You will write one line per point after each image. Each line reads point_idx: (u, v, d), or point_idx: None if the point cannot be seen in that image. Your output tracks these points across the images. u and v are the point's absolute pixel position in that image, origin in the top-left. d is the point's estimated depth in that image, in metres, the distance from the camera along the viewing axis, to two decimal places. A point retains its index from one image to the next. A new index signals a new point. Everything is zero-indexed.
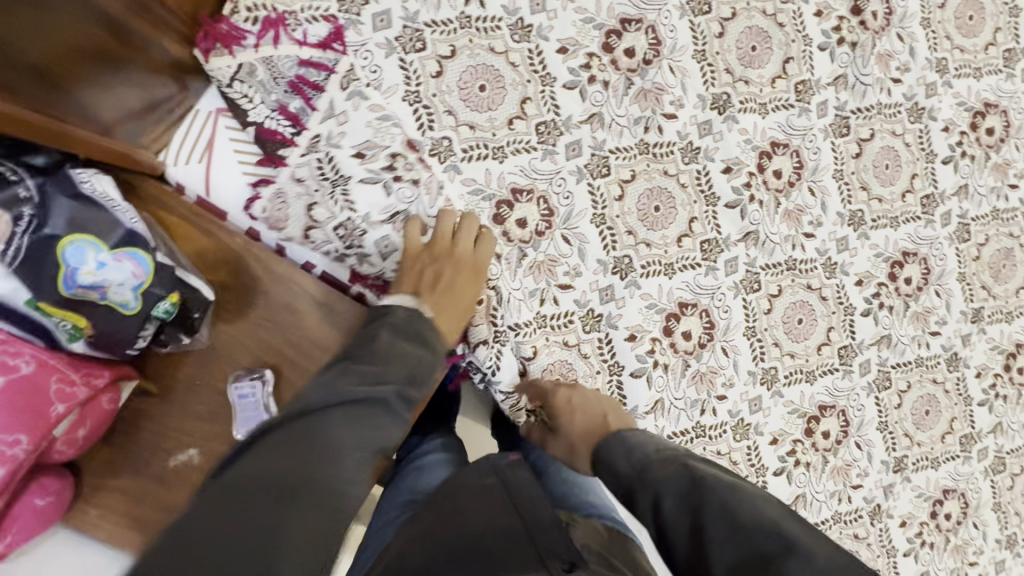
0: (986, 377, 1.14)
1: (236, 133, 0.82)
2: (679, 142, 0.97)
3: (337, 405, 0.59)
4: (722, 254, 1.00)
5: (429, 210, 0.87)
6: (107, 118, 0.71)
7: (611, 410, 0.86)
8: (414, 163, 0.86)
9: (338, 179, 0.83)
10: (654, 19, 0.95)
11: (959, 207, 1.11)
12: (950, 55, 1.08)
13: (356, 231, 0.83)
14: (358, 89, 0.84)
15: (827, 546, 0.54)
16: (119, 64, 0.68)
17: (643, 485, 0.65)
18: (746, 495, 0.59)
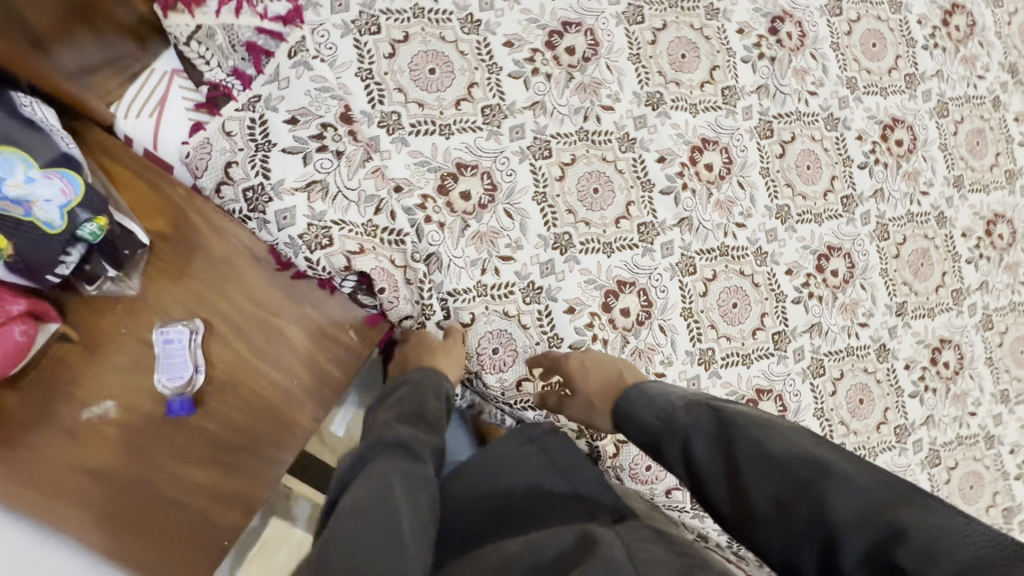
0: (915, 369, 1.18)
1: (190, 91, 0.86)
2: (616, 132, 1.05)
3: (360, 476, 0.60)
4: (658, 237, 1.05)
5: (348, 181, 0.88)
6: (72, 68, 0.75)
7: (626, 368, 0.89)
8: (343, 136, 0.89)
9: (264, 143, 0.85)
10: (592, 23, 1.05)
11: (876, 208, 1.20)
12: (858, 75, 1.21)
13: (264, 197, 0.84)
14: (305, 60, 0.89)
15: (861, 465, 0.58)
16: (92, 24, 0.75)
17: (670, 431, 0.69)
18: (776, 428, 0.63)
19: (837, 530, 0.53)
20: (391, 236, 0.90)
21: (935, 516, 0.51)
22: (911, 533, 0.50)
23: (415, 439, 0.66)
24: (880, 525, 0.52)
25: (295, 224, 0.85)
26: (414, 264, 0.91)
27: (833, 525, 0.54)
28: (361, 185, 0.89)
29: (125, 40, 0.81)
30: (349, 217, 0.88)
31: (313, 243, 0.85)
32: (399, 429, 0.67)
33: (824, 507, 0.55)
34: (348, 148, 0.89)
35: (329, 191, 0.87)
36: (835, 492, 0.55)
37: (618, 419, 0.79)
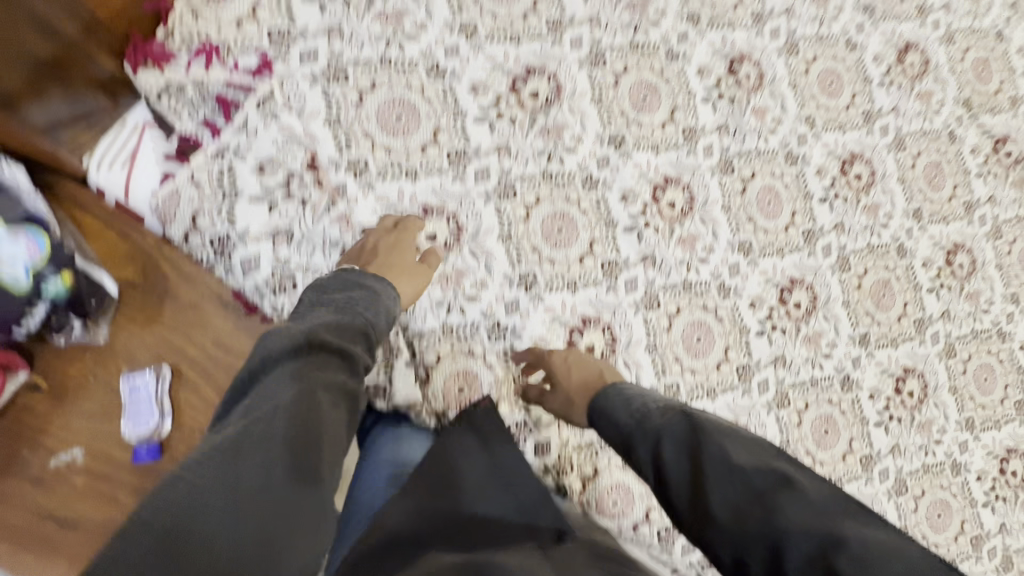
0: (879, 399, 1.20)
1: (158, 140, 0.89)
2: (579, 173, 1.08)
3: (296, 370, 0.55)
4: (623, 274, 1.08)
5: (312, 226, 0.93)
6: (41, 123, 0.76)
7: (605, 368, 0.92)
8: (308, 184, 0.94)
9: (231, 191, 0.90)
10: (555, 69, 1.10)
11: (837, 241, 1.23)
12: (816, 112, 1.26)
13: (230, 246, 0.89)
14: (273, 110, 0.94)
15: (816, 480, 0.62)
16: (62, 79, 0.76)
17: (642, 433, 0.72)
18: (742, 439, 0.67)
19: (786, 537, 0.57)
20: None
21: (874, 532, 0.57)
22: (854, 544, 0.55)
23: (358, 353, 0.63)
24: (826, 534, 0.56)
25: (262, 271, 0.90)
26: None
27: (784, 533, 0.57)
28: (326, 231, 0.93)
29: (90, 92, 0.81)
30: (313, 260, 0.92)
31: (276, 286, 0.90)
32: (347, 342, 0.62)
33: (777, 515, 0.58)
34: (312, 195, 0.94)
35: (293, 237, 0.92)
36: (789, 502, 0.59)
37: (594, 419, 0.82)
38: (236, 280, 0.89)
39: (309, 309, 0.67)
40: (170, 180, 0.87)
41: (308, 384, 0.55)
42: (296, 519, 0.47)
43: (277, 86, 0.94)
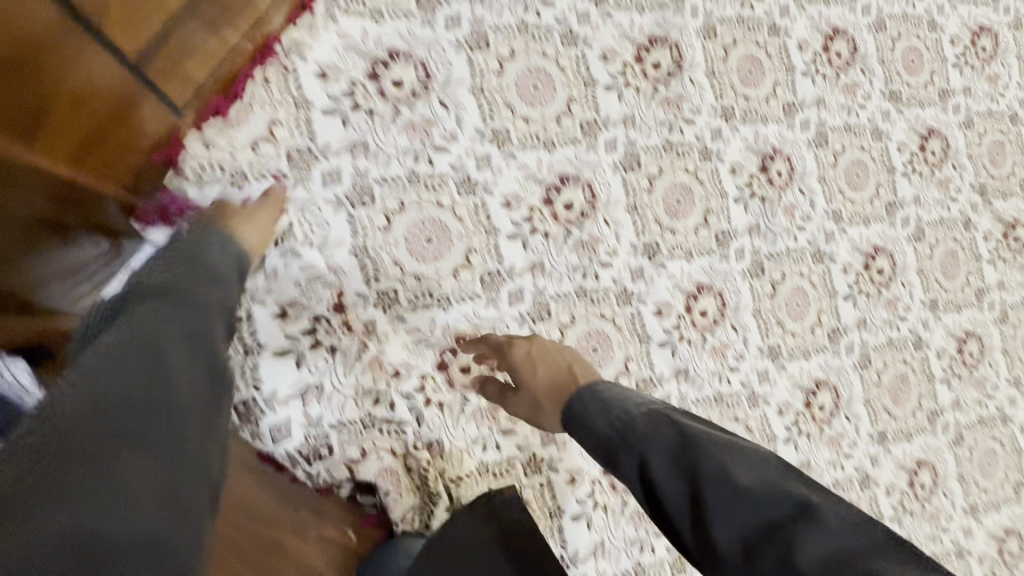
0: (894, 494, 1.32)
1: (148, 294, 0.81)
2: (614, 287, 1.17)
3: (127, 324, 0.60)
4: (655, 390, 1.18)
5: (341, 378, 1.02)
6: (37, 277, 0.71)
7: (575, 360, 0.95)
8: (337, 327, 1.02)
9: (254, 348, 0.97)
10: (591, 177, 1.17)
11: (860, 337, 1.34)
12: (843, 207, 1.35)
13: (255, 412, 0.96)
14: (293, 248, 1.00)
15: (834, 506, 0.64)
16: (61, 229, 0.72)
17: (628, 446, 0.74)
18: (742, 459, 0.69)
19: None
20: (392, 431, 1.05)
21: (906, 570, 0.58)
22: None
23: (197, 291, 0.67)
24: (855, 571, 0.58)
25: (298, 436, 0.99)
26: (416, 449, 1.07)
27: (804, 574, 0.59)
28: (358, 378, 1.04)
29: (71, 245, 0.75)
30: (341, 413, 1.02)
31: (312, 452, 1.00)
32: (181, 285, 0.66)
33: (795, 552, 0.60)
34: (342, 342, 1.03)
35: (324, 390, 1.01)
36: (807, 537, 0.61)
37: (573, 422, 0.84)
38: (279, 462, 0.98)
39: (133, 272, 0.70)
40: None
41: (135, 327, 0.59)
42: (134, 469, 0.52)
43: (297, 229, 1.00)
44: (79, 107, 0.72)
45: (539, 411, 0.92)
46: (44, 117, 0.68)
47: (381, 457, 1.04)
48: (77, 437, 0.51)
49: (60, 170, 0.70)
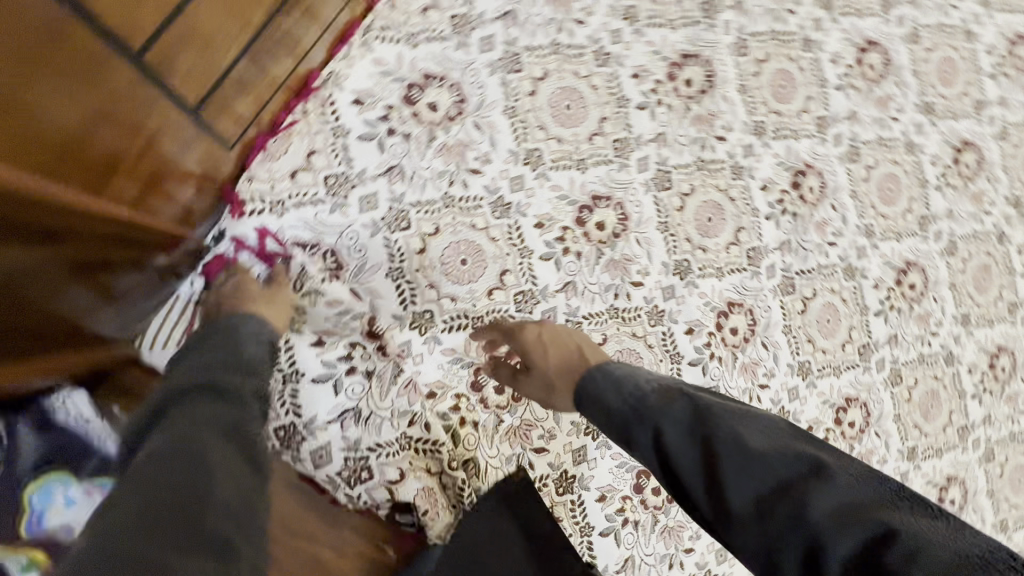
0: (976, 372, 1.34)
1: (326, 154, 0.87)
2: (728, 161, 1.12)
3: (188, 141, 0.72)
4: (764, 260, 1.14)
5: (442, 210, 0.92)
6: (243, 106, 0.78)
7: (585, 342, 0.77)
8: (467, 177, 0.94)
9: (352, 176, 0.88)
10: (709, 55, 1.11)
11: (948, 227, 1.32)
12: (936, 99, 1.31)
13: (353, 243, 0.87)
14: (396, 75, 0.91)
15: (852, 464, 0.52)
16: (263, 61, 0.78)
17: (640, 417, 0.59)
18: (755, 419, 0.56)
19: (818, 529, 0.47)
20: (524, 292, 0.95)
21: (927, 526, 0.46)
22: (907, 539, 0.45)
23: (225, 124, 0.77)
24: (862, 529, 0.46)
25: (430, 298, 0.91)
26: (555, 293, 0.97)
27: (817, 528, 0.47)
28: (481, 211, 0.95)
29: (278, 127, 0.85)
30: (434, 253, 0.91)
31: (405, 293, 0.90)
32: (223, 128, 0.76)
33: (806, 509, 0.48)
34: (472, 184, 0.95)
35: (440, 225, 0.92)
36: (819, 493, 0.49)
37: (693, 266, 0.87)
38: (407, 332, 0.89)
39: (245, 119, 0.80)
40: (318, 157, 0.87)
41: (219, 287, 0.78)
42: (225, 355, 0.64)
43: (447, 87, 0.93)
44: (313, 12, 0.82)
45: (569, 374, 0.72)
46: (297, 14, 0.80)
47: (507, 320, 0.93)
48: (244, 342, 0.67)
49: (289, 61, 0.83)
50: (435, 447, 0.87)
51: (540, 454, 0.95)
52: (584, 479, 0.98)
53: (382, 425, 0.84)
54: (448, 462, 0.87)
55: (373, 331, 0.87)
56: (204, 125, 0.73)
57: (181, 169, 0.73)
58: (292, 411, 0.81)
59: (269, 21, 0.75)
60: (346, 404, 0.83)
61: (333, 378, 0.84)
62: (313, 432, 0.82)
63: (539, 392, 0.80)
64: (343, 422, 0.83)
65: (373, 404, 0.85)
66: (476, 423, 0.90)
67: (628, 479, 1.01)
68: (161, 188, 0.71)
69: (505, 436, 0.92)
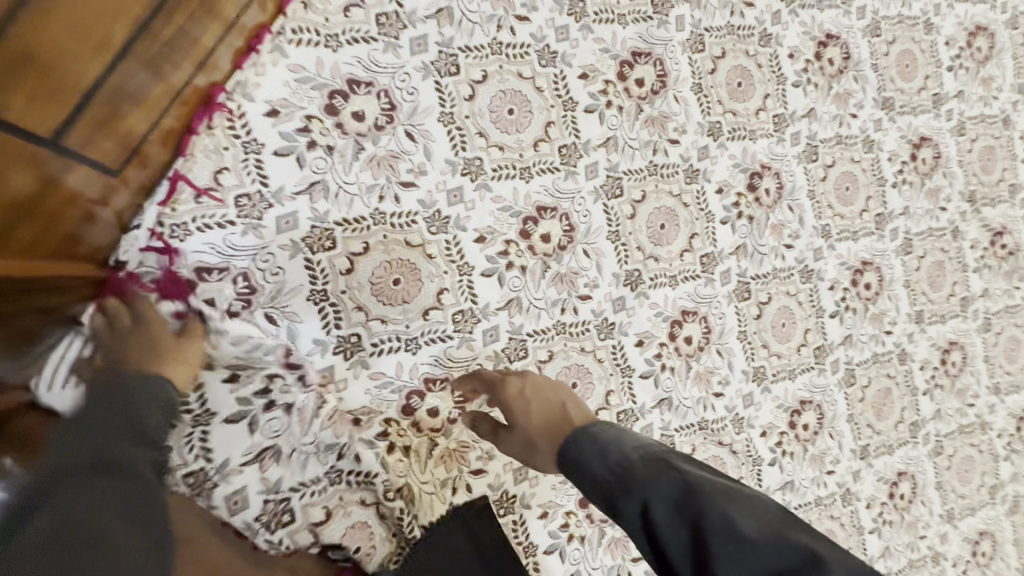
0: (928, 369, 1.35)
1: (237, 172, 0.80)
2: (682, 165, 1.08)
3: (65, 173, 0.59)
4: (718, 266, 1.11)
5: (372, 229, 0.88)
6: (134, 121, 0.66)
7: (570, 398, 0.76)
8: (399, 191, 0.89)
9: (270, 195, 0.82)
10: (662, 53, 1.05)
11: (904, 224, 1.31)
12: (895, 95, 1.28)
13: (273, 266, 0.82)
14: (317, 82, 0.84)
15: (845, 560, 0.50)
16: (160, 72, 0.66)
17: (626, 491, 0.55)
18: (748, 502, 0.54)
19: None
20: (463, 311, 0.93)
21: None
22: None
23: (110, 146, 0.64)
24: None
25: (357, 320, 0.87)
26: (496, 311, 0.95)
27: None
28: (418, 228, 0.91)
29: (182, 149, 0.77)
30: (361, 273, 0.87)
31: (329, 318, 0.86)
32: (108, 151, 0.64)
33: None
34: (405, 201, 0.90)
35: (371, 242, 0.88)
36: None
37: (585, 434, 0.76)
38: (330, 356, 0.86)
39: (140, 136, 0.68)
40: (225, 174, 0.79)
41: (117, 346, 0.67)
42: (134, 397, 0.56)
43: (375, 94, 0.87)
44: (215, 7, 0.69)
45: (556, 426, 0.69)
46: (192, 8, 0.65)
47: (443, 339, 0.92)
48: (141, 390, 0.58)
49: (188, 68, 0.71)
50: (369, 479, 0.83)
51: (478, 476, 0.93)
52: (525, 498, 0.96)
53: (307, 461, 0.79)
54: (383, 493, 0.84)
55: (294, 360, 0.82)
56: (83, 140, 0.59)
57: (58, 197, 0.60)
58: (202, 455, 0.72)
59: (158, 17, 0.60)
60: (263, 443, 0.76)
61: (247, 417, 0.75)
62: (225, 476, 0.73)
63: (520, 449, 0.77)
64: (261, 463, 0.75)
65: (295, 440, 0.78)
66: (407, 448, 0.89)
67: (572, 494, 0.99)
68: (24, 224, 0.58)
69: (440, 459, 0.91)
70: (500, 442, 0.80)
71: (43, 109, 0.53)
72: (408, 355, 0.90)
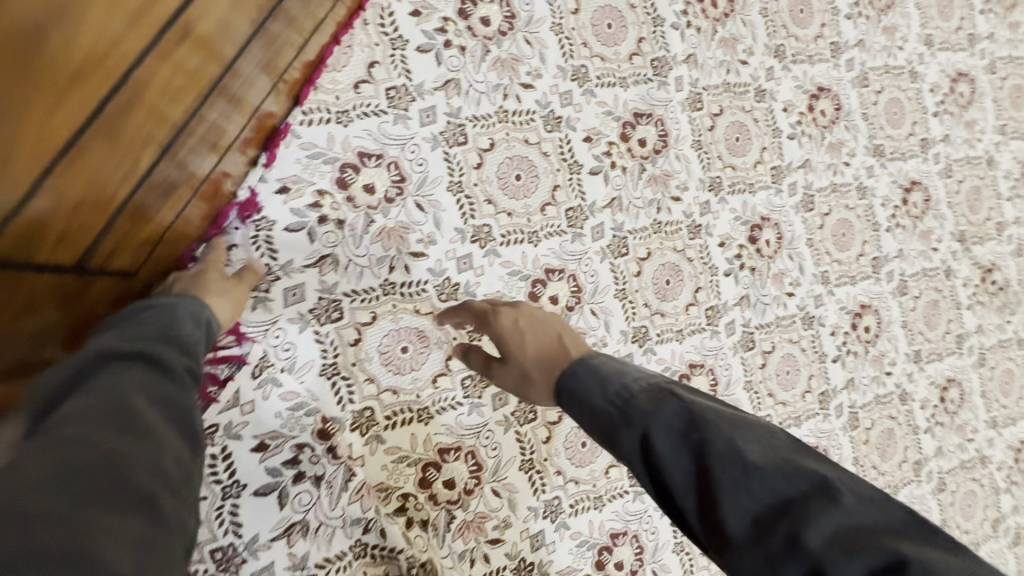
0: (927, 407, 1.37)
1: (245, 248, 0.80)
2: (685, 221, 1.09)
3: (94, 286, 0.60)
4: (723, 318, 1.13)
5: (382, 299, 0.88)
6: (158, 222, 0.65)
7: (565, 330, 0.77)
8: (409, 262, 0.89)
9: (281, 271, 0.82)
10: (662, 113, 1.07)
11: (898, 266, 1.34)
12: (884, 142, 1.32)
13: (287, 342, 0.81)
14: (324, 155, 0.84)
15: (856, 483, 0.49)
16: (186, 170, 0.65)
17: (628, 422, 0.57)
18: (757, 431, 0.53)
19: (817, 554, 0.44)
20: (473, 376, 0.93)
21: (943, 555, 0.43)
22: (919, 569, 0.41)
23: (130, 251, 0.63)
24: (866, 555, 0.43)
25: (370, 394, 0.86)
26: None
27: (818, 556, 0.44)
28: (429, 297, 0.91)
29: (210, 237, 0.78)
30: (371, 346, 0.87)
31: (343, 391, 0.84)
32: (131, 259, 0.64)
33: (805, 533, 0.46)
34: (416, 270, 0.90)
35: (383, 312, 0.88)
36: (824, 514, 0.46)
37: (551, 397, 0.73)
38: (348, 434, 0.84)
39: (161, 233, 0.68)
40: (236, 253, 0.79)
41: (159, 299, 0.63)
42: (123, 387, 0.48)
43: (385, 166, 0.87)
44: (240, 100, 0.68)
45: (554, 359, 0.71)
46: (220, 106, 0.65)
47: (454, 407, 0.91)
48: (172, 323, 0.58)
49: (212, 159, 0.70)
50: (393, 553, 0.84)
51: (495, 546, 0.92)
52: (542, 565, 0.95)
53: (334, 534, 0.80)
54: (407, 568, 0.84)
55: (325, 431, 0.82)
56: (113, 242, 0.59)
57: (88, 298, 0.59)
58: (231, 531, 0.75)
59: (189, 123, 0.60)
60: (293, 516, 0.78)
61: (277, 489, 0.78)
62: (254, 552, 0.75)
63: (515, 383, 0.77)
64: (289, 538, 0.77)
65: (323, 513, 0.80)
66: (425, 522, 0.87)
67: (588, 557, 0.99)
68: (50, 333, 0.56)
69: (459, 531, 0.89)
70: (495, 373, 0.80)
71: (75, 231, 0.52)
72: (421, 426, 0.89)
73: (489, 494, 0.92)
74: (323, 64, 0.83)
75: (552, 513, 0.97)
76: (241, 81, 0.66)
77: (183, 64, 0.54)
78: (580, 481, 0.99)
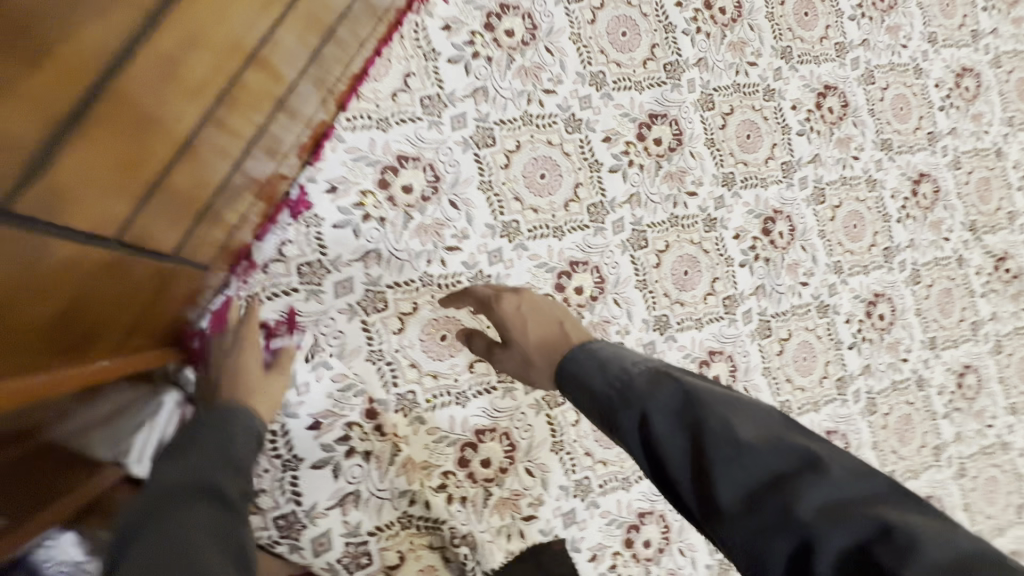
0: (945, 393, 1.40)
1: (298, 243, 0.88)
2: (701, 215, 1.15)
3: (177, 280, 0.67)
4: (740, 307, 1.18)
5: (420, 289, 0.94)
6: (228, 220, 0.73)
7: (564, 318, 0.83)
8: (444, 255, 0.96)
9: (330, 264, 0.89)
10: (676, 114, 1.14)
11: (910, 256, 1.38)
12: (892, 136, 1.37)
13: (336, 329, 0.89)
14: (367, 159, 0.91)
15: (842, 456, 0.54)
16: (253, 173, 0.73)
17: (627, 403, 0.62)
18: (748, 410, 0.58)
19: (807, 525, 0.49)
20: None
21: (922, 520, 0.47)
22: (898, 537, 0.46)
23: (206, 247, 0.71)
24: (850, 524, 0.48)
25: (412, 377, 0.92)
26: None
27: (807, 527, 0.49)
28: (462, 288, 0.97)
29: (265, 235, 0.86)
30: (410, 334, 0.93)
31: (387, 374, 0.91)
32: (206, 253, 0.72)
33: (792, 502, 0.50)
34: (451, 263, 0.97)
35: (422, 302, 0.94)
36: (810, 487, 0.51)
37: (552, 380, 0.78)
38: (391, 414, 0.90)
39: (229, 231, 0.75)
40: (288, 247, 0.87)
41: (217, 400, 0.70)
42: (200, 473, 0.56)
43: (421, 168, 0.95)
44: (297, 111, 0.76)
45: (552, 346, 0.77)
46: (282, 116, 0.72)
47: (489, 391, 0.97)
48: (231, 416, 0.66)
49: (273, 163, 0.77)
50: (436, 524, 0.91)
51: (530, 522, 0.97)
52: (574, 541, 1.00)
53: (382, 506, 0.88)
54: (449, 538, 0.92)
55: (373, 411, 0.89)
56: (195, 239, 0.66)
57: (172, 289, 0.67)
58: (292, 499, 0.84)
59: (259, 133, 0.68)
60: (346, 488, 0.87)
61: (331, 463, 0.86)
62: (313, 519, 0.85)
63: (518, 367, 0.83)
64: (344, 507, 0.86)
65: (372, 486, 0.88)
66: (463, 498, 0.93)
67: (618, 535, 1.04)
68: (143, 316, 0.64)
69: (495, 507, 0.95)
70: (499, 358, 0.86)
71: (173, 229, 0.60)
72: (458, 408, 0.95)
73: (523, 474, 0.98)
74: (364, 76, 0.91)
75: (583, 492, 1.02)
76: (299, 95, 0.74)
77: (263, 85, 0.62)
78: (608, 462, 1.04)
